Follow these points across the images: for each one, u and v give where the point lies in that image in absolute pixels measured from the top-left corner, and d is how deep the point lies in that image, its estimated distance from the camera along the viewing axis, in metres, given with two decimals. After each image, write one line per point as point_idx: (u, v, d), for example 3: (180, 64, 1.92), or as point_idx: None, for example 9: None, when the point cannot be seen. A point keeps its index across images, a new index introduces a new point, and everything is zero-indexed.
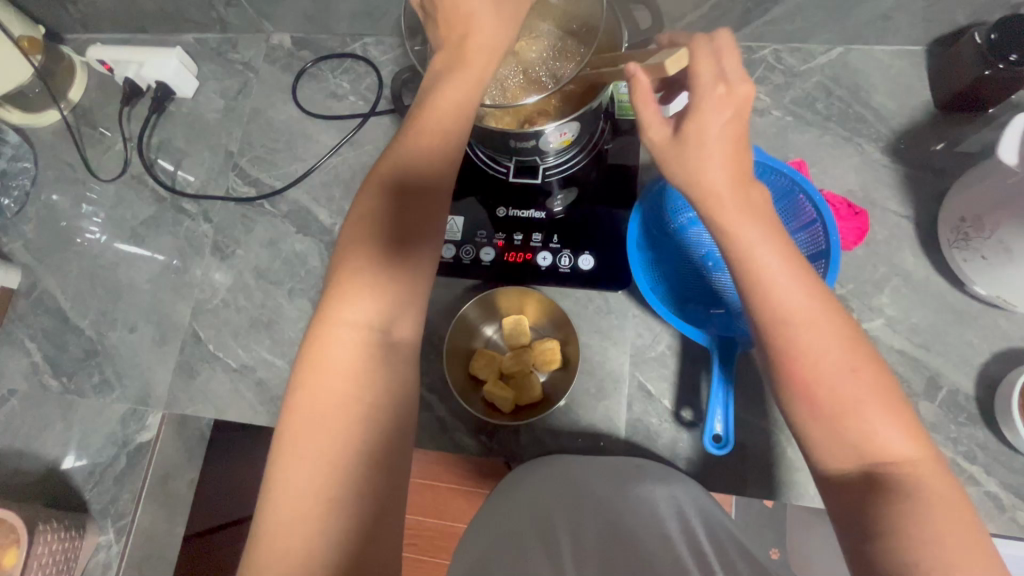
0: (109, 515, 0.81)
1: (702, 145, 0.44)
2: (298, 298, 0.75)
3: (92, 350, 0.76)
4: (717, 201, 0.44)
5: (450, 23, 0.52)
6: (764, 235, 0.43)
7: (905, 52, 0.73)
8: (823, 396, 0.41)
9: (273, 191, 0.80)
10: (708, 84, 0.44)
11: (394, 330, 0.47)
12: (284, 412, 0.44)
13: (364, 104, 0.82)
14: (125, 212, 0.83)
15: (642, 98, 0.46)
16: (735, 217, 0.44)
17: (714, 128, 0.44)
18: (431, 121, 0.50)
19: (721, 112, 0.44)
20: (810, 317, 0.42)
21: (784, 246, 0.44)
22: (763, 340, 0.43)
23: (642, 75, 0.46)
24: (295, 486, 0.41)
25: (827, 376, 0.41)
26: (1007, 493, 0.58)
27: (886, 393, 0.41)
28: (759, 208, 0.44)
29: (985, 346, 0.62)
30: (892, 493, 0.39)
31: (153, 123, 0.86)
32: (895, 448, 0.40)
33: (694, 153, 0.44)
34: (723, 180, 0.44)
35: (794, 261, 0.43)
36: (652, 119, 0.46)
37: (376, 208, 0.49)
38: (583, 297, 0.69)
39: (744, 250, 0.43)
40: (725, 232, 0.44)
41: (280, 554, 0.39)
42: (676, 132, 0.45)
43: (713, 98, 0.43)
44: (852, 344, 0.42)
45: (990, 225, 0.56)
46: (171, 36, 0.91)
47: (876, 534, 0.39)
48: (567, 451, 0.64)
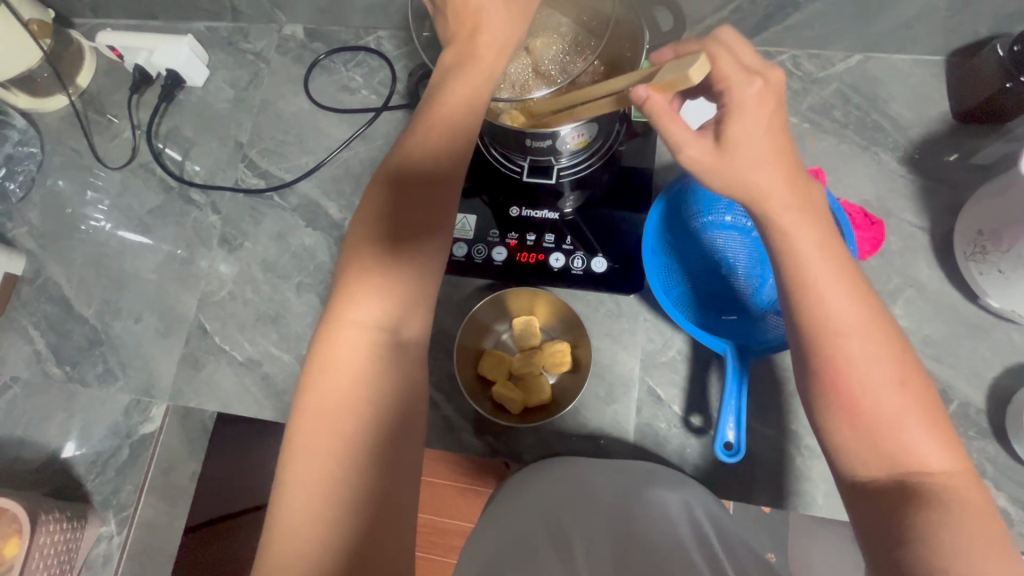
0: (112, 505, 0.81)
1: (749, 151, 0.46)
2: (306, 293, 0.74)
3: (95, 340, 0.76)
4: (778, 201, 0.46)
5: (459, 19, 0.52)
6: (821, 242, 0.45)
7: (924, 62, 0.72)
8: (863, 404, 0.41)
9: (282, 183, 0.79)
10: (741, 80, 0.46)
11: (402, 329, 0.47)
12: (295, 411, 0.43)
13: (377, 98, 0.82)
14: (132, 200, 0.82)
15: (665, 117, 0.45)
16: (793, 218, 0.46)
17: (758, 132, 0.47)
18: (442, 115, 0.50)
19: (767, 104, 0.47)
20: (858, 327, 0.43)
21: (834, 252, 0.45)
22: (805, 341, 0.44)
23: (655, 95, 0.44)
24: (305, 487, 0.40)
25: (867, 382, 0.42)
26: (1015, 508, 0.58)
27: (929, 407, 0.42)
28: (813, 212, 0.47)
29: (997, 359, 0.62)
30: (922, 502, 0.39)
31: (162, 111, 0.85)
32: (929, 461, 0.40)
33: (745, 155, 0.46)
34: (774, 185, 0.46)
35: (845, 266, 0.45)
36: (684, 135, 0.47)
37: (384, 204, 0.48)
38: (594, 300, 0.68)
39: (796, 252, 0.45)
40: (781, 232, 0.46)
41: (291, 556, 0.38)
42: (720, 139, 0.47)
43: (752, 95, 0.46)
44: (900, 354, 0.43)
45: (1008, 239, 0.56)
46: (182, 24, 0.90)
47: (905, 540, 0.38)
48: (574, 454, 0.64)
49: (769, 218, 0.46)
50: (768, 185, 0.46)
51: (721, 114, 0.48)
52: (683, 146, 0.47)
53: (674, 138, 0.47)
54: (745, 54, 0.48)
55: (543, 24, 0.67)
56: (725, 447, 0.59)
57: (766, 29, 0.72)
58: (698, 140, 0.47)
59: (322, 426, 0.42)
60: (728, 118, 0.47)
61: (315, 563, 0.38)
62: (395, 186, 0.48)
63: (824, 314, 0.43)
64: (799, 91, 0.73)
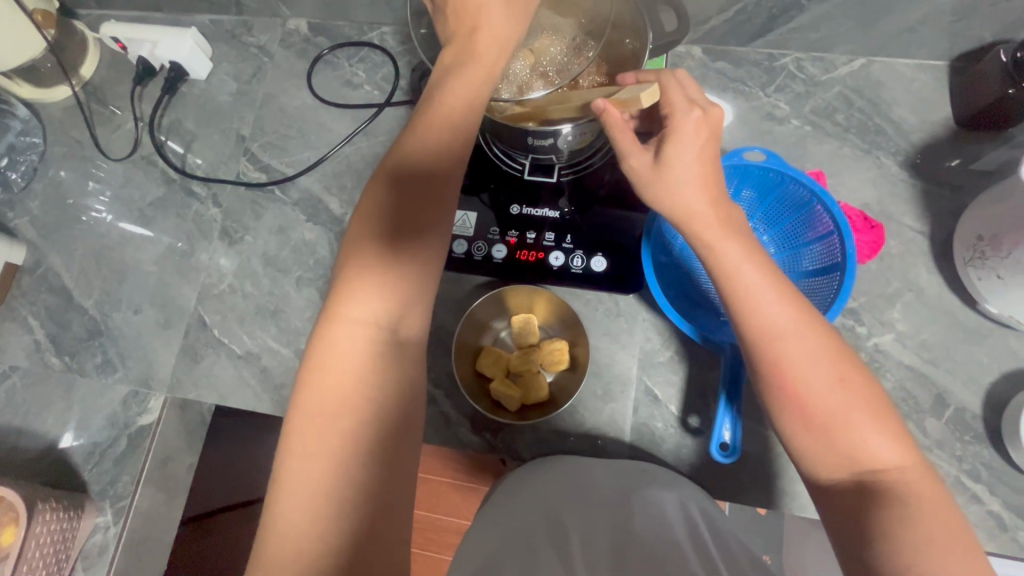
0: (109, 496, 0.80)
1: (683, 168, 0.47)
2: (305, 287, 0.74)
3: (95, 330, 0.76)
4: (699, 221, 0.46)
5: (460, 17, 0.52)
6: (742, 251, 0.45)
7: (928, 66, 0.72)
8: (813, 405, 0.42)
9: (284, 177, 0.79)
10: (684, 107, 0.49)
11: (401, 327, 0.47)
12: (291, 410, 0.43)
13: (380, 94, 0.82)
14: (133, 192, 0.82)
15: (617, 128, 0.50)
16: (718, 234, 0.46)
17: (687, 151, 0.47)
18: (440, 115, 0.50)
19: (700, 134, 0.48)
20: (794, 330, 0.43)
21: (760, 262, 0.45)
22: (749, 352, 0.44)
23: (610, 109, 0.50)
24: (302, 485, 0.40)
25: (811, 384, 0.42)
26: (1009, 514, 0.58)
27: (875, 403, 0.42)
28: (735, 225, 0.47)
29: (995, 365, 0.62)
30: (882, 501, 0.39)
31: (165, 103, 0.85)
32: (884, 457, 0.41)
33: (679, 172, 0.47)
34: (701, 201, 0.47)
35: (772, 274, 0.45)
36: (631, 147, 0.49)
37: (382, 202, 0.48)
38: (593, 299, 0.69)
39: (724, 267, 0.45)
40: (708, 249, 0.46)
41: (287, 554, 0.39)
42: (657, 158, 0.48)
43: (691, 121, 0.48)
44: (838, 354, 0.43)
45: (1008, 244, 0.56)
46: (186, 16, 0.90)
47: (870, 540, 0.39)
48: (570, 452, 0.64)
49: (697, 235, 0.47)
50: (693, 203, 0.47)
51: (663, 134, 0.49)
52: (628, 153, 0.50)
53: (620, 147, 0.50)
54: (694, 90, 0.51)
55: (545, 23, 0.67)
56: (721, 448, 0.59)
57: (770, 31, 0.72)
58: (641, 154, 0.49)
59: (318, 425, 0.42)
60: (665, 140, 0.48)
61: (311, 561, 0.38)
62: (395, 183, 0.48)
63: (763, 322, 0.43)
64: (802, 94, 0.73)
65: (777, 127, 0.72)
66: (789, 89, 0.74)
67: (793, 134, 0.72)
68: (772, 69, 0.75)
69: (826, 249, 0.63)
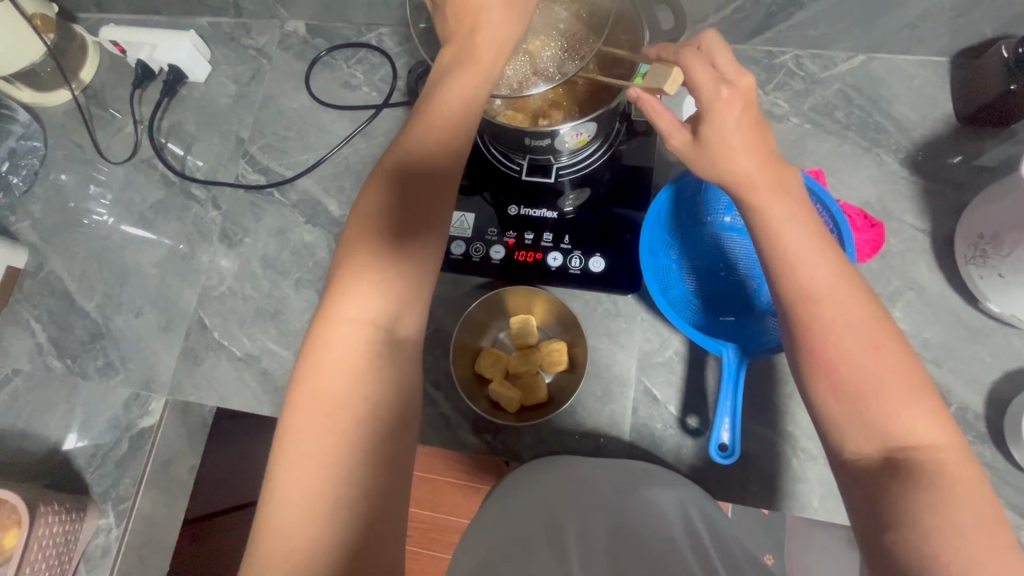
0: (110, 498, 0.81)
1: (721, 146, 0.47)
2: (305, 289, 0.75)
3: (97, 333, 0.76)
4: (747, 186, 0.46)
5: (458, 18, 0.52)
6: (790, 213, 0.45)
7: (929, 63, 0.71)
8: (844, 374, 0.41)
9: (283, 180, 0.79)
10: (709, 84, 0.47)
11: (397, 328, 0.47)
12: (286, 410, 0.43)
13: (378, 95, 0.82)
14: (134, 195, 0.82)
15: (653, 112, 0.50)
16: (767, 197, 0.46)
17: (730, 122, 0.47)
18: (438, 116, 0.50)
19: (733, 109, 0.46)
20: (838, 298, 0.43)
21: (812, 232, 0.45)
22: (786, 319, 0.44)
23: (645, 96, 0.51)
24: (298, 484, 0.40)
25: (846, 352, 0.41)
26: (1012, 513, 0.57)
27: (910, 373, 0.41)
28: (786, 191, 0.46)
29: (997, 364, 0.61)
30: (912, 478, 0.38)
31: (164, 107, 0.85)
32: (917, 431, 0.40)
33: (714, 151, 0.47)
34: (753, 164, 0.46)
35: (822, 241, 0.44)
36: (670, 127, 0.50)
37: (380, 203, 0.48)
38: (591, 300, 0.68)
39: (770, 229, 0.45)
40: (757, 212, 0.46)
41: (282, 552, 0.39)
42: (695, 136, 0.48)
43: (719, 101, 0.46)
44: (877, 322, 0.42)
45: (1010, 243, 0.56)
46: (185, 19, 0.90)
47: (896, 525, 0.37)
48: (569, 453, 0.64)
49: (745, 197, 0.47)
50: (741, 167, 0.46)
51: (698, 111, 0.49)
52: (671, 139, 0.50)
53: (660, 129, 0.50)
54: (724, 62, 0.48)
55: (542, 23, 0.66)
56: (720, 449, 0.59)
57: (770, 28, 0.72)
58: (681, 134, 0.49)
59: (315, 423, 0.42)
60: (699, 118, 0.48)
61: (307, 559, 0.38)
62: (393, 183, 0.48)
63: (804, 288, 0.43)
64: (801, 92, 0.73)
65: (776, 126, 0.72)
66: (788, 87, 0.73)
67: (792, 132, 0.71)
68: (771, 66, 0.74)
69: None
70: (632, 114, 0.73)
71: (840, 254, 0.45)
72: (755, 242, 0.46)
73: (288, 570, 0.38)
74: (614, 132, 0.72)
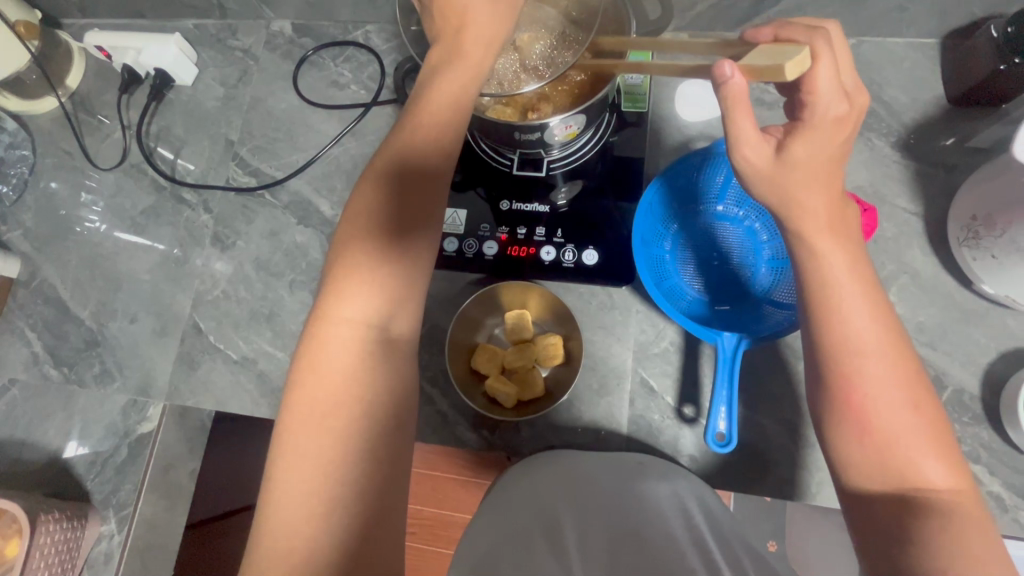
0: (112, 504, 0.82)
1: (805, 170, 0.44)
2: (299, 291, 0.74)
3: (93, 341, 0.76)
4: (808, 219, 0.45)
5: (445, 18, 0.51)
6: (845, 257, 0.45)
7: (918, 45, 0.71)
8: (874, 411, 0.42)
9: (274, 181, 0.79)
10: (836, 95, 0.43)
11: (391, 327, 0.47)
12: (282, 411, 0.43)
13: (367, 93, 0.81)
14: (125, 201, 0.82)
15: (737, 108, 0.43)
16: (825, 237, 0.45)
17: (824, 146, 0.44)
18: (427, 115, 0.49)
19: (842, 129, 0.44)
20: (878, 349, 0.43)
21: (861, 273, 0.45)
22: (826, 356, 0.44)
23: (738, 80, 0.42)
24: (295, 484, 0.40)
25: (877, 391, 0.42)
26: (1010, 494, 0.58)
27: (933, 417, 0.42)
28: (844, 227, 0.46)
29: (993, 345, 0.61)
30: (923, 510, 0.40)
31: (152, 111, 0.85)
32: (933, 470, 0.41)
33: (797, 172, 0.44)
34: (820, 199, 0.45)
35: (863, 279, 0.45)
36: (749, 134, 0.44)
37: (370, 204, 0.48)
38: (586, 293, 0.68)
39: (822, 269, 0.45)
40: (813, 252, 0.45)
41: (281, 552, 0.39)
42: (780, 151, 0.45)
43: (831, 116, 0.44)
44: (903, 364, 0.43)
45: (1002, 223, 0.56)
46: (170, 22, 0.89)
47: (904, 548, 0.39)
48: (567, 446, 0.64)
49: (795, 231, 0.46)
50: (809, 202, 0.44)
51: (792, 125, 0.45)
52: (744, 146, 0.45)
53: (740, 131, 0.44)
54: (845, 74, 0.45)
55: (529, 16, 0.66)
56: (718, 438, 0.58)
57: (757, 15, 0.71)
58: (761, 143, 0.45)
59: (310, 425, 0.42)
60: (795, 130, 0.45)
61: (305, 559, 0.39)
62: (384, 184, 0.48)
63: (845, 339, 0.43)
64: None
65: (766, 112, 0.71)
66: None
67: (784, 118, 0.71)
68: None
69: None
70: (621, 106, 0.73)
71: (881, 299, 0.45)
72: (802, 279, 0.46)
73: (288, 570, 0.38)
74: (603, 125, 0.72)
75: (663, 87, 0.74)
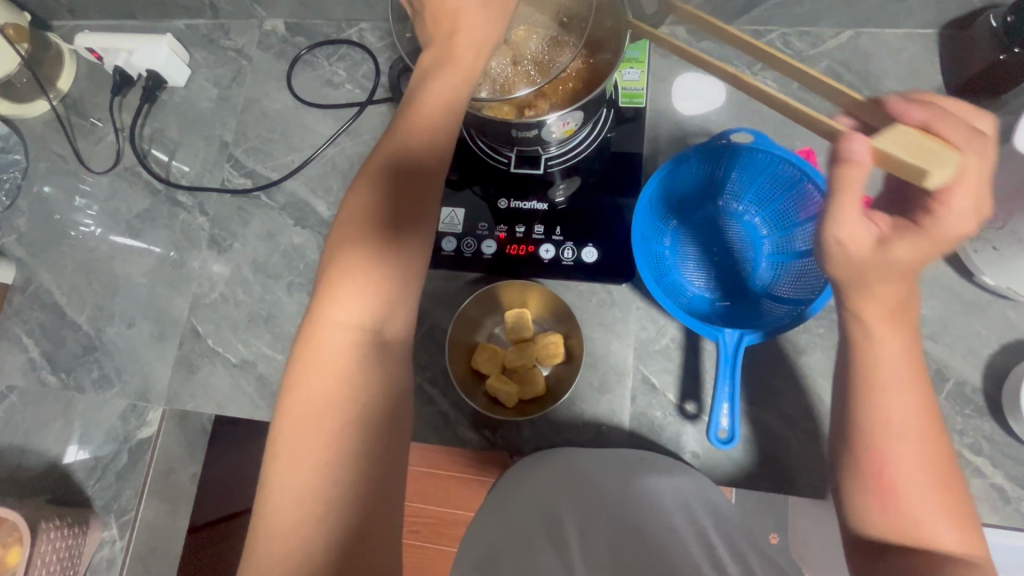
0: (113, 510, 0.82)
1: (888, 272, 0.42)
2: (298, 292, 0.74)
3: (90, 346, 0.76)
4: (878, 299, 0.44)
5: (437, 21, 0.51)
6: (897, 341, 0.44)
7: (916, 36, 0.71)
8: (898, 483, 0.43)
9: (269, 182, 0.78)
10: (968, 219, 0.41)
11: (385, 329, 0.46)
12: (277, 413, 0.43)
13: (361, 92, 0.80)
14: (119, 205, 0.81)
15: (847, 187, 0.40)
16: (881, 320, 0.44)
17: (912, 256, 0.42)
18: (420, 118, 0.49)
19: (946, 241, 0.42)
20: (906, 428, 0.43)
21: (914, 363, 0.44)
22: (856, 426, 0.45)
23: (863, 165, 0.38)
24: (290, 487, 0.40)
25: (904, 465, 0.43)
26: (1012, 485, 0.58)
27: (954, 492, 0.43)
28: (905, 317, 0.45)
29: (994, 337, 0.61)
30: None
31: (145, 113, 0.84)
32: (948, 539, 0.42)
33: (894, 263, 0.42)
34: (886, 291, 0.43)
35: (908, 356, 0.44)
36: (847, 213, 0.41)
37: (364, 207, 0.47)
38: (586, 290, 0.68)
39: (866, 347, 0.44)
40: (868, 336, 0.44)
41: (277, 555, 0.39)
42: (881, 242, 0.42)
43: (953, 228, 0.41)
44: (934, 440, 0.43)
45: (1003, 215, 0.56)
46: (161, 22, 0.88)
47: None
48: (570, 444, 0.64)
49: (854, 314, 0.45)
50: (880, 295, 0.43)
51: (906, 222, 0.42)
52: (846, 230, 0.42)
53: (840, 210, 0.41)
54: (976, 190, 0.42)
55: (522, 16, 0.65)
56: (720, 435, 0.58)
57: (754, 7, 0.71)
58: (861, 226, 0.42)
59: (304, 427, 0.42)
60: (919, 228, 0.42)
61: (302, 562, 0.38)
62: (378, 185, 0.48)
63: (876, 416, 0.44)
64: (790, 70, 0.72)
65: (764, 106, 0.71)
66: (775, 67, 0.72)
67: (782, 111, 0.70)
68: (758, 46, 0.73)
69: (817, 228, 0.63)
70: (619, 102, 0.72)
71: (920, 366, 0.45)
72: (847, 354, 0.46)
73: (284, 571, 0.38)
74: (601, 121, 0.71)
75: (660, 82, 0.74)
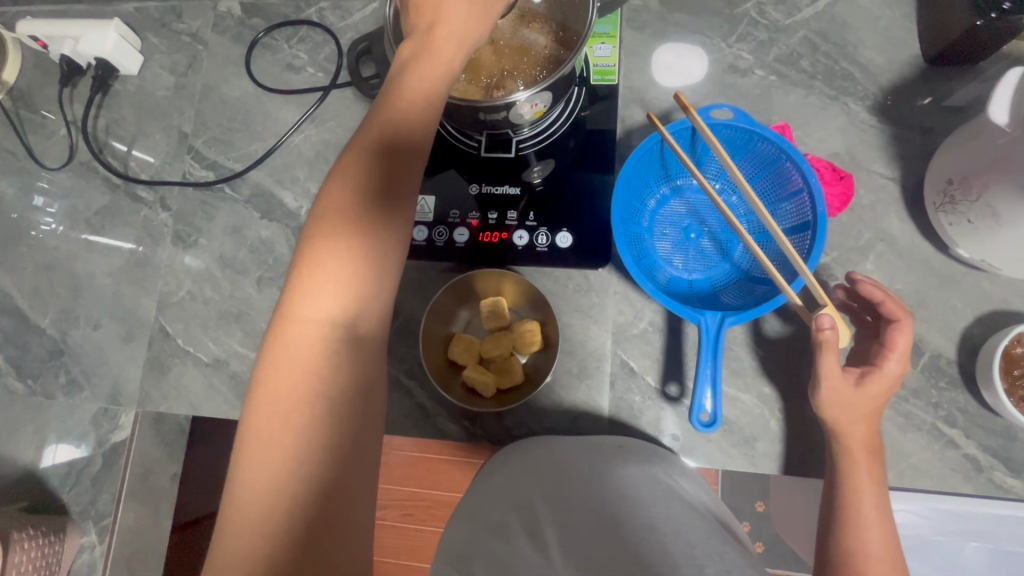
0: (90, 516, 0.85)
1: (897, 357, 0.52)
2: (267, 288, 0.72)
3: (56, 350, 0.73)
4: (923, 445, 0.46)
5: (420, 10, 0.48)
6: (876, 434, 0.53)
7: (894, 2, 0.69)
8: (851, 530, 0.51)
9: (232, 174, 0.75)
10: (900, 360, 0.52)
11: (359, 324, 0.44)
12: (246, 407, 0.42)
13: (324, 76, 0.77)
14: (78, 202, 0.78)
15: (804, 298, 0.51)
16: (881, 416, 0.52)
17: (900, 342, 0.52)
18: (395, 109, 0.47)
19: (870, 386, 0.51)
20: (881, 554, 0.50)
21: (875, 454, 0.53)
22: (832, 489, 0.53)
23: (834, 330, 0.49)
24: (254, 485, 0.39)
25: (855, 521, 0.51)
26: (985, 455, 0.58)
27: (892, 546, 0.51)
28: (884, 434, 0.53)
29: (969, 309, 0.61)
30: None
31: (98, 104, 0.80)
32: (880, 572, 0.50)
33: (861, 407, 0.51)
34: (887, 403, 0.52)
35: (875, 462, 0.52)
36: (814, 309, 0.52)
37: (340, 200, 0.45)
38: (562, 276, 0.66)
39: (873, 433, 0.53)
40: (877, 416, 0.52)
41: (242, 551, 0.37)
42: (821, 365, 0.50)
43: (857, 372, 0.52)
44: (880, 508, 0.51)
45: (978, 187, 0.55)
46: (109, 6, 0.84)
47: None
48: (549, 432, 0.63)
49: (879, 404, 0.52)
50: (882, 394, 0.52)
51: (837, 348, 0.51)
52: (828, 383, 0.50)
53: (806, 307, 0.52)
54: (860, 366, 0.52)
55: None
56: (702, 418, 0.58)
57: None
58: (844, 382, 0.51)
59: (272, 422, 0.40)
60: (868, 377, 0.52)
61: (266, 559, 0.37)
62: (353, 176, 0.45)
63: (859, 538, 0.50)
64: (766, 41, 0.70)
65: (740, 80, 0.69)
66: (751, 38, 0.70)
67: (758, 86, 0.69)
68: (733, 16, 0.71)
69: (796, 207, 0.62)
70: (591, 79, 0.71)
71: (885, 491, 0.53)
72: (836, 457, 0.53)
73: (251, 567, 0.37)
74: (573, 98, 0.69)
75: (634, 57, 0.71)
